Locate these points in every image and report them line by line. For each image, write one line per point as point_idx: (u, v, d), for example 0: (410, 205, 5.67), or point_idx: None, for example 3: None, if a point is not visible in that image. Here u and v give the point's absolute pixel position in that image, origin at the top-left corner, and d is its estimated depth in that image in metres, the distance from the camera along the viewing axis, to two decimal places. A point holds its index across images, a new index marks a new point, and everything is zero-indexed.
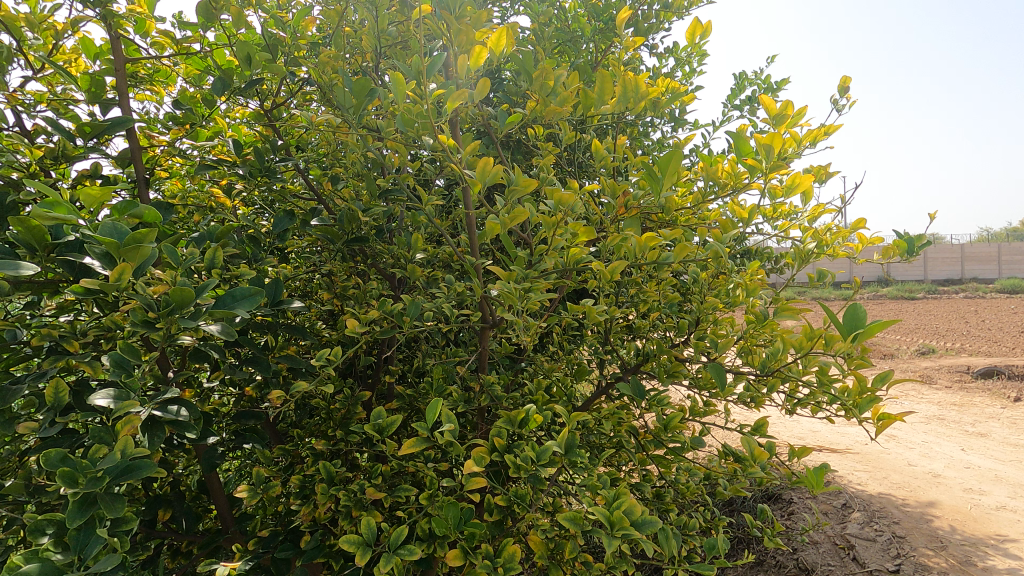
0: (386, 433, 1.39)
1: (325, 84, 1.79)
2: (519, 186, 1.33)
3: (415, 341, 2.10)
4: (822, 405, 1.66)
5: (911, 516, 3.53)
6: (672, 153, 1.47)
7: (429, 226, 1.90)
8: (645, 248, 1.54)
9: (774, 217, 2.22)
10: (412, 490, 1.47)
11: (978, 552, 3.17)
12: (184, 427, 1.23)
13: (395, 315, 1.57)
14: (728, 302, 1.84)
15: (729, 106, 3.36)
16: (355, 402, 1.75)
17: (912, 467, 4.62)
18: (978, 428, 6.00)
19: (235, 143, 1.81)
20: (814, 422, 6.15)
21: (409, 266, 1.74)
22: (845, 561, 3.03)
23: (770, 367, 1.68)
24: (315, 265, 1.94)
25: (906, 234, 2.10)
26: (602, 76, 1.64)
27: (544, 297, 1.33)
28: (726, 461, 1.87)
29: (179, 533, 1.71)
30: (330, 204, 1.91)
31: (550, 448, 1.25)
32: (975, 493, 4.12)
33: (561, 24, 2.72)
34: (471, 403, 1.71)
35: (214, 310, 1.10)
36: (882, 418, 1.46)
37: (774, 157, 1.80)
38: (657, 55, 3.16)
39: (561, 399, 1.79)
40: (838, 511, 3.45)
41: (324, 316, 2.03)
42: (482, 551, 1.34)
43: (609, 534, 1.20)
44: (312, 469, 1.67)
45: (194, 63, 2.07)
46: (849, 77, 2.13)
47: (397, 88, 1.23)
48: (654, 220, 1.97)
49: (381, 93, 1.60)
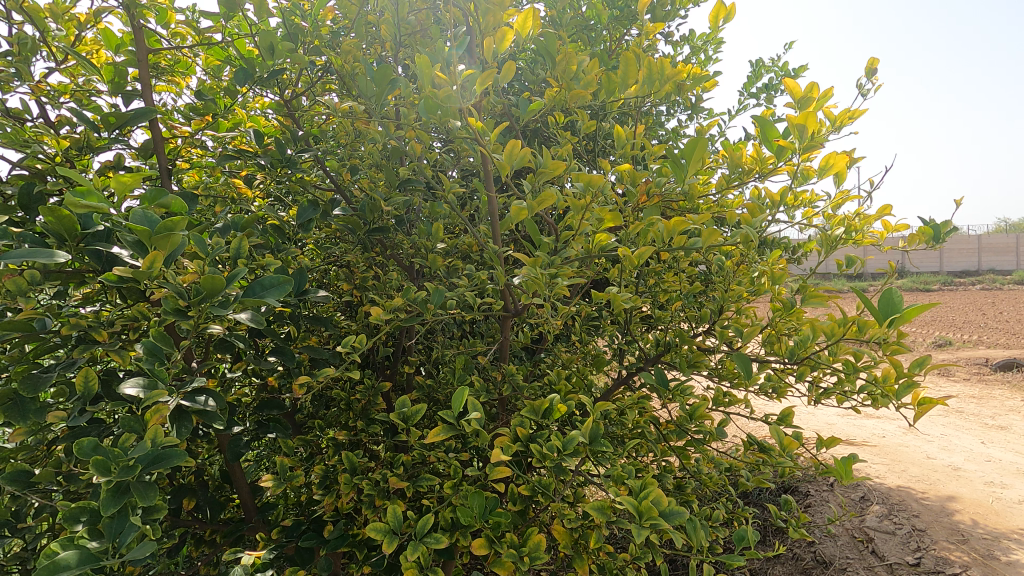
0: (411, 422, 1.39)
1: (346, 73, 1.78)
2: (546, 169, 1.30)
3: (432, 332, 2.08)
4: (849, 396, 1.63)
5: (930, 509, 3.49)
6: (697, 137, 1.41)
7: (449, 216, 1.91)
8: (673, 233, 1.48)
9: (798, 205, 2.17)
10: (435, 480, 1.46)
11: (1000, 545, 3.10)
12: (211, 418, 1.22)
13: (418, 303, 1.55)
14: (753, 291, 1.84)
15: (745, 94, 3.30)
16: (376, 393, 1.75)
17: (931, 460, 4.56)
18: (998, 421, 5.90)
19: (256, 133, 1.80)
20: (829, 414, 6.09)
21: (430, 255, 1.72)
22: (863, 554, 3.01)
23: (799, 355, 1.60)
24: (334, 257, 1.94)
25: (934, 221, 2.03)
26: (626, 60, 1.56)
27: (571, 283, 1.32)
28: (749, 452, 1.84)
29: (203, 522, 1.73)
30: (349, 195, 1.91)
31: (576, 438, 1.22)
32: (997, 487, 4.05)
33: (578, 10, 2.68)
34: (493, 393, 1.70)
35: (243, 298, 1.10)
36: (922, 404, 1.44)
37: (807, 138, 1.74)
38: (673, 43, 3.13)
39: (582, 389, 1.77)
40: (857, 503, 3.43)
41: (342, 307, 2.05)
42: (507, 541, 1.33)
43: (637, 524, 1.17)
44: (334, 460, 1.67)
45: (214, 54, 2.08)
46: (878, 59, 2.09)
47: (422, 73, 1.22)
48: (676, 208, 1.96)
49: (402, 81, 1.60)
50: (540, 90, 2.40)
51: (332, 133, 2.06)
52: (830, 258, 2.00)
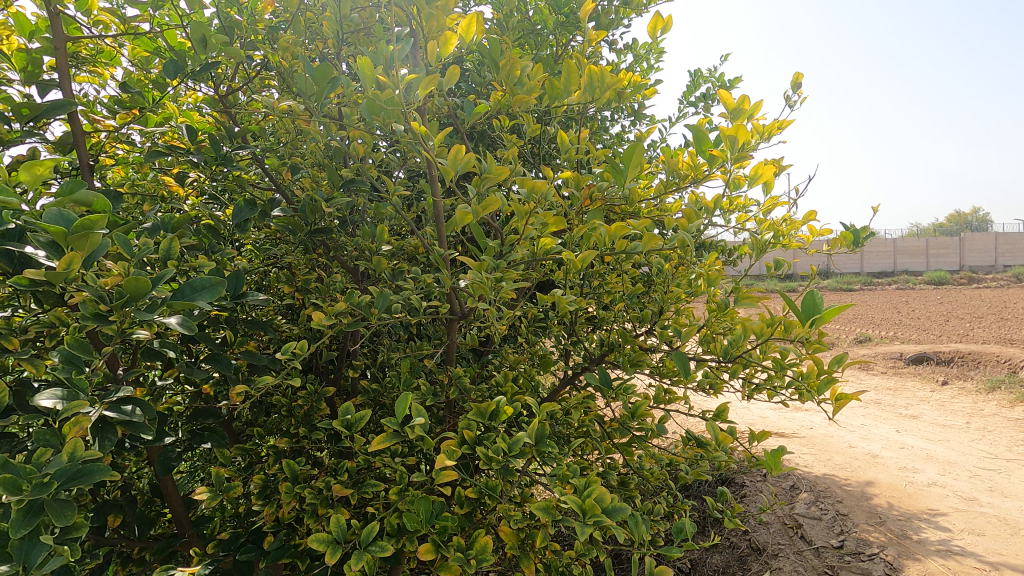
0: (355, 428, 1.37)
1: (285, 71, 1.73)
2: (491, 174, 1.30)
3: (377, 335, 2.05)
4: (778, 391, 1.72)
5: (852, 494, 3.75)
6: (635, 144, 1.46)
7: (394, 218, 1.88)
8: (615, 237, 1.52)
9: (732, 210, 2.27)
10: (381, 486, 1.44)
11: (913, 525, 3.35)
12: (139, 427, 1.15)
13: (363, 307, 1.52)
14: (690, 292, 1.92)
15: (684, 103, 3.44)
16: (319, 398, 1.70)
17: (853, 448, 4.89)
18: (910, 411, 6.39)
19: (189, 129, 1.72)
20: (763, 408, 6.42)
21: (374, 257, 1.69)
22: (793, 539, 3.19)
23: (732, 354, 1.70)
24: (274, 258, 1.88)
25: (854, 227, 2.18)
26: (569, 67, 1.58)
27: (516, 287, 1.33)
28: (688, 446, 1.91)
29: (131, 540, 1.64)
30: (290, 195, 1.86)
31: (522, 439, 1.23)
32: (910, 471, 4.38)
33: (525, 15, 2.71)
34: (439, 396, 1.69)
35: (171, 302, 1.04)
36: (839, 398, 1.54)
37: (738, 149, 1.83)
38: (617, 51, 3.22)
39: (530, 391, 1.79)
40: (787, 492, 3.64)
41: (283, 310, 1.99)
42: (454, 544, 1.32)
43: (581, 522, 1.19)
44: (274, 469, 1.62)
45: (141, 44, 1.97)
46: (802, 74, 2.22)
47: (364, 75, 1.20)
48: (619, 212, 2.01)
49: (344, 81, 1.56)
50: (487, 92, 2.41)
51: (272, 131, 1.99)
52: (761, 261, 2.11)
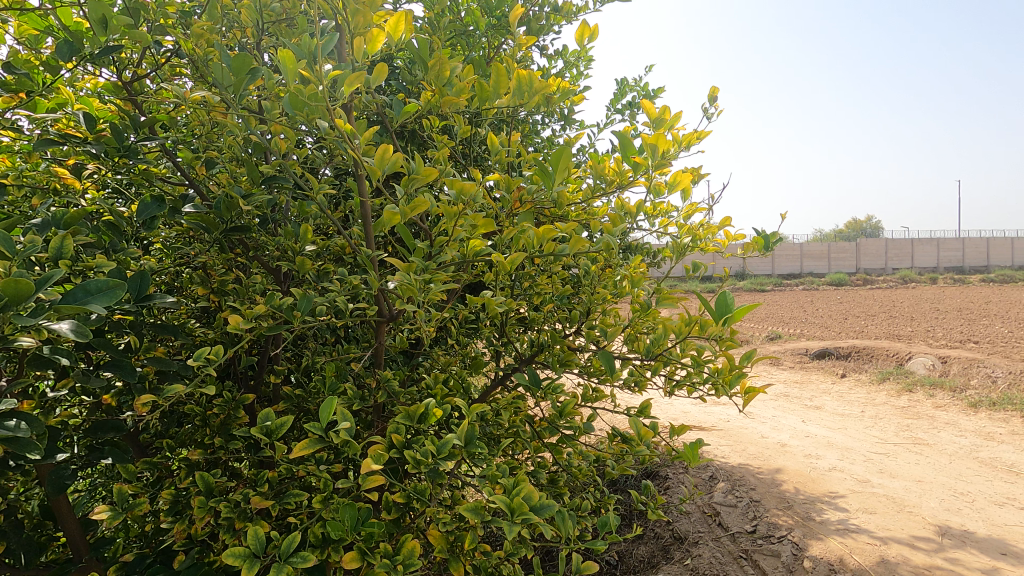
0: (275, 436, 1.30)
1: (198, 59, 1.63)
2: (419, 175, 1.29)
3: (301, 339, 1.97)
4: (697, 386, 1.81)
5: (763, 482, 4.01)
6: (562, 149, 1.50)
7: (319, 217, 1.82)
8: (543, 240, 1.55)
9: (655, 215, 2.37)
10: (304, 495, 1.38)
11: (816, 507, 3.63)
12: (24, 444, 1.04)
13: (284, 309, 1.46)
14: (616, 293, 1.98)
15: (611, 110, 3.56)
16: (236, 406, 1.61)
17: (765, 438, 5.23)
18: (814, 402, 6.93)
19: (87, 117, 1.58)
20: (685, 403, 6.74)
21: (297, 258, 1.63)
22: (712, 527, 3.37)
23: (654, 352, 1.77)
24: (186, 258, 1.76)
25: (763, 232, 2.34)
26: (498, 71, 1.60)
27: (445, 288, 1.32)
28: (614, 442, 1.97)
29: (16, 569, 1.48)
30: (204, 191, 1.75)
31: (451, 441, 1.22)
32: (814, 458, 4.75)
33: (456, 16, 2.70)
34: (367, 400, 1.65)
35: (62, 305, 0.95)
36: (748, 392, 1.65)
37: (658, 156, 1.92)
38: (548, 57, 3.29)
39: (460, 393, 1.78)
40: (706, 482, 3.84)
41: (197, 314, 1.87)
42: (381, 551, 1.29)
43: (509, 521, 1.20)
44: (185, 483, 1.51)
45: (31, 21, 1.79)
46: (717, 87, 2.36)
47: (285, 68, 1.16)
48: (548, 214, 2.05)
49: (265, 72, 1.48)
50: (418, 91, 2.39)
51: (184, 122, 1.87)
52: (680, 264, 2.22)
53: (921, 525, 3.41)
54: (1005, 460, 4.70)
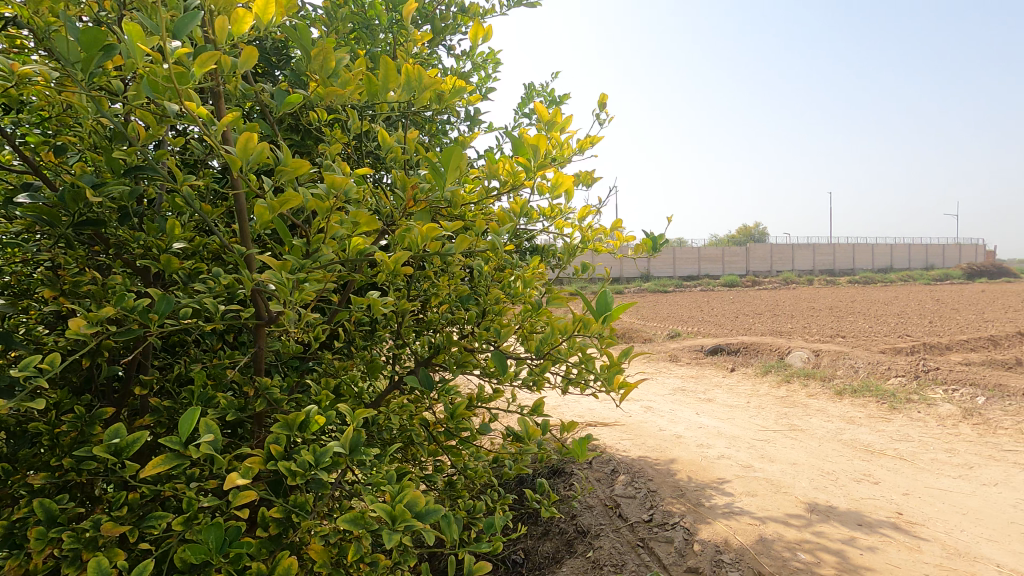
0: (126, 453, 1.19)
1: (43, 32, 1.45)
2: (288, 166, 1.24)
3: (175, 346, 1.81)
4: (588, 384, 1.86)
5: (660, 472, 4.24)
6: (453, 146, 1.47)
7: (194, 213, 1.68)
8: (428, 239, 1.51)
9: (551, 216, 2.41)
10: (165, 517, 1.26)
11: (706, 494, 3.88)
12: None
13: (142, 313, 1.33)
14: (511, 293, 1.93)
15: (518, 114, 3.60)
16: (90, 422, 1.45)
17: (663, 431, 5.54)
18: (708, 395, 7.43)
19: None
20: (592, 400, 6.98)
21: (162, 256, 1.49)
22: (612, 518, 3.50)
23: (544, 350, 1.81)
24: (31, 257, 1.56)
25: (652, 235, 2.45)
26: (387, 64, 1.53)
27: (321, 288, 1.26)
28: (510, 442, 2.00)
29: None
30: (53, 181, 1.56)
31: (330, 450, 1.17)
32: (705, 447, 5.09)
33: (356, 9, 2.62)
34: (245, 410, 1.54)
35: None
36: (624, 387, 1.75)
37: (542, 157, 1.93)
38: (455, 57, 3.27)
39: (352, 398, 1.71)
40: (608, 476, 4.00)
41: (47, 319, 1.66)
42: (251, 571, 1.21)
43: (390, 530, 1.16)
44: (24, 512, 1.33)
45: None
46: (605, 95, 2.45)
47: (131, 42, 1.06)
48: (444, 214, 2.03)
49: (122, 51, 1.30)
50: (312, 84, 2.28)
51: (30, 103, 1.66)
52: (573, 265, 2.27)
53: (793, 504, 3.76)
54: (863, 440, 5.29)
